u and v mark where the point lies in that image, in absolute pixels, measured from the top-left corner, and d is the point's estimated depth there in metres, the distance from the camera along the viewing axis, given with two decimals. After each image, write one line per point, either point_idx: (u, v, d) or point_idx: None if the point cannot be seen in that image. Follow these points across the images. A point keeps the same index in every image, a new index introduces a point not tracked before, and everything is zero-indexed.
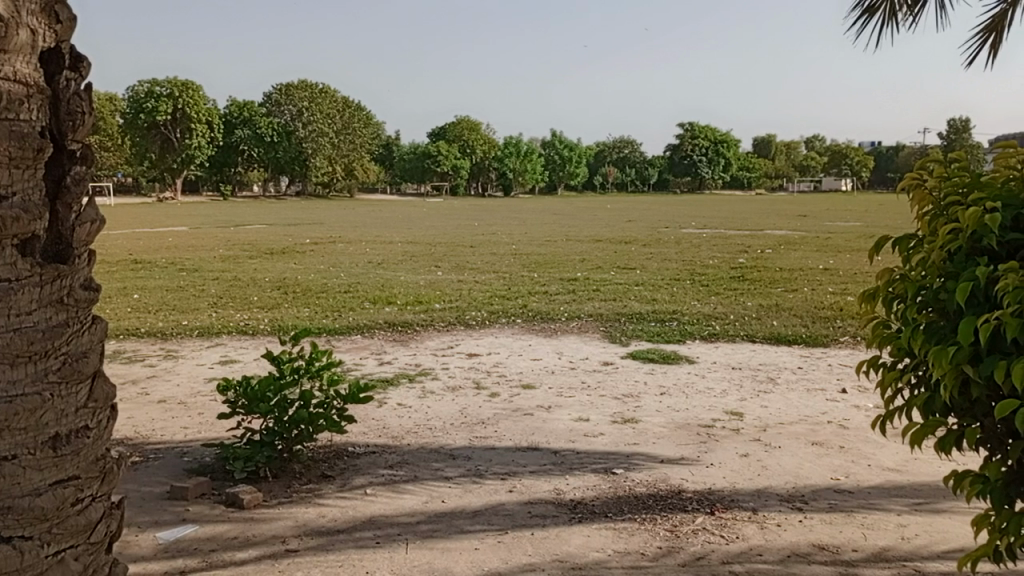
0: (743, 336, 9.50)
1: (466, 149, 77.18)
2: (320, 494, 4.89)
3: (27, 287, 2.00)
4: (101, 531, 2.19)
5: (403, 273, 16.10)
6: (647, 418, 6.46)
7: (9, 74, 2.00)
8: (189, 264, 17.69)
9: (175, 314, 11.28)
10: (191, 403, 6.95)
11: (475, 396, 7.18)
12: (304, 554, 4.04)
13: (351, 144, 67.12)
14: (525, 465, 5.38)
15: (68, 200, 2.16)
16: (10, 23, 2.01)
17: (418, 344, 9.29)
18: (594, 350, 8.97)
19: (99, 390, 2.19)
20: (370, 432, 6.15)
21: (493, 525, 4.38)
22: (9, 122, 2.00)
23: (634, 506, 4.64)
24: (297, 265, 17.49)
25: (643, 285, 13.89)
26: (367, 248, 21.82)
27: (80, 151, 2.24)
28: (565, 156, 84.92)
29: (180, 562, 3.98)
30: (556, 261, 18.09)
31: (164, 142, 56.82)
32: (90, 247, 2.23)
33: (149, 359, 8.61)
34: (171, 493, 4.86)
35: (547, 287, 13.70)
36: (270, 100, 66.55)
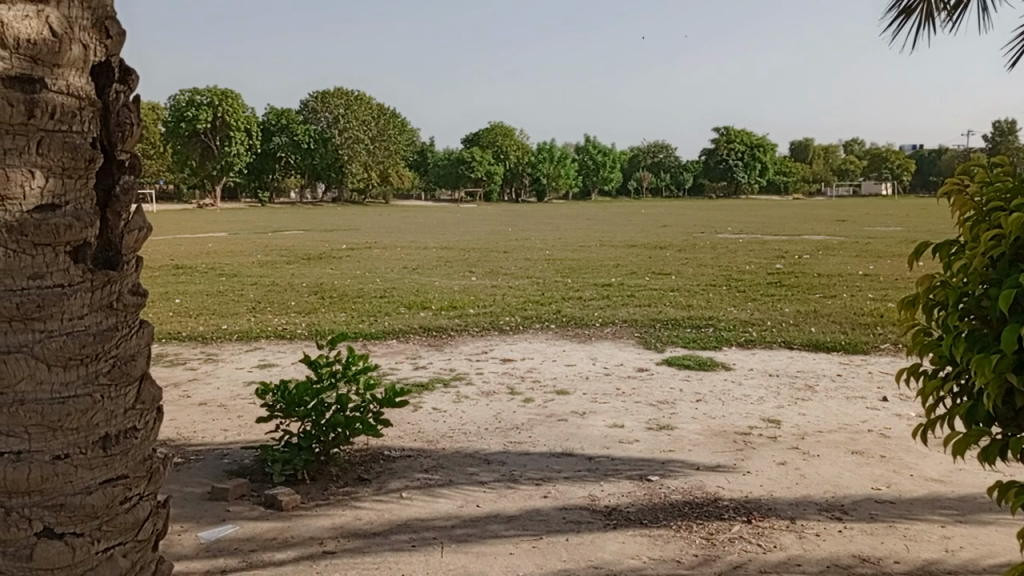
0: (781, 343, 9.39)
1: (499, 154, 77.53)
2: (356, 497, 4.96)
3: (79, 293, 2.06)
4: (148, 530, 2.26)
5: (437, 278, 16.24)
6: (682, 425, 6.42)
7: (62, 88, 2.04)
8: (228, 269, 18.04)
9: (215, 318, 11.52)
10: (231, 406, 7.09)
11: (509, 401, 7.21)
12: (342, 556, 4.10)
13: (387, 152, 67.67)
14: (559, 471, 5.39)
15: (118, 209, 2.21)
16: (63, 39, 2.05)
17: (453, 348, 9.37)
18: (628, 356, 8.93)
19: (147, 391, 2.26)
20: (406, 436, 6.21)
21: (528, 530, 4.39)
22: (62, 134, 2.05)
23: (669, 513, 4.62)
24: (334, 270, 17.73)
25: (678, 290, 13.81)
26: (402, 254, 22.00)
27: (129, 161, 2.29)
28: (598, 161, 84.84)
29: (221, 561, 4.07)
30: (589, 266, 18.10)
31: (204, 150, 57.85)
32: (138, 254, 2.29)
33: (190, 363, 8.79)
34: (212, 493, 4.97)
35: (582, 292, 13.70)
36: (307, 108, 67.54)
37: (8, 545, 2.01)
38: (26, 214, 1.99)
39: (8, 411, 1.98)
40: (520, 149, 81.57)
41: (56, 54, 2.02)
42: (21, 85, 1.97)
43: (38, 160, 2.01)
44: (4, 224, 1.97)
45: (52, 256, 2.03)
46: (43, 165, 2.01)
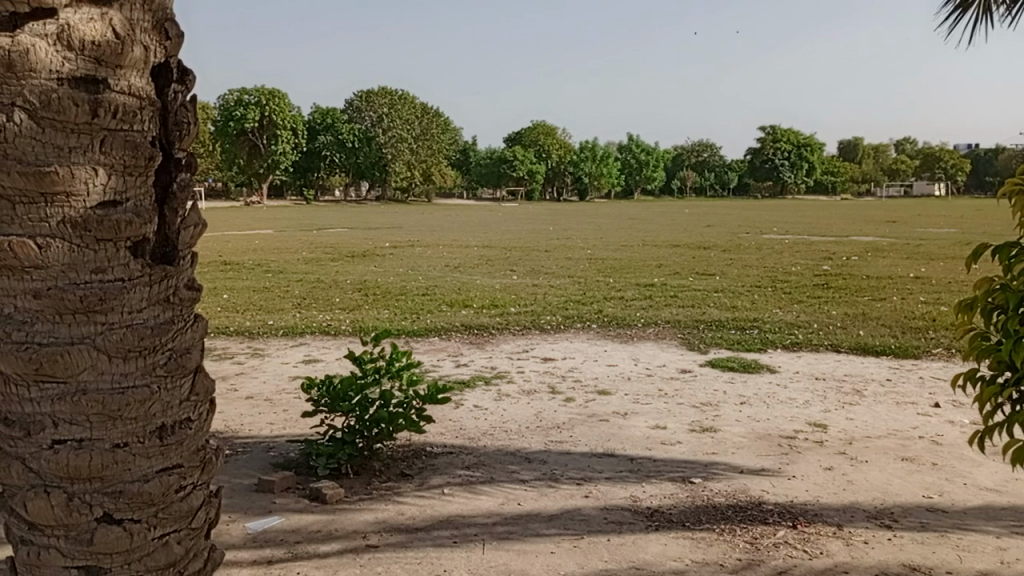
0: (828, 346, 9.21)
1: (542, 153, 77.43)
2: (399, 492, 5.01)
3: (138, 287, 2.12)
4: (201, 517, 2.32)
5: (479, 276, 16.29)
6: (726, 427, 6.34)
7: (124, 88, 2.09)
8: (274, 266, 18.37)
9: (261, 313, 11.75)
10: (276, 400, 7.23)
11: (550, 400, 7.20)
12: (385, 550, 4.15)
13: (430, 150, 68.07)
14: (600, 471, 5.37)
15: (175, 205, 2.26)
16: (125, 40, 2.09)
17: (494, 347, 9.39)
18: (670, 357, 8.84)
19: (201, 383, 2.32)
20: (447, 433, 6.26)
21: (569, 530, 4.39)
22: (124, 133, 2.10)
23: (712, 516, 4.57)
24: (377, 268, 17.93)
25: (722, 291, 13.62)
26: (444, 252, 22.13)
27: (185, 159, 2.35)
28: (642, 160, 84.17)
29: (267, 552, 4.15)
30: (631, 266, 17.98)
31: (251, 149, 58.95)
32: (194, 249, 2.34)
33: (238, 357, 8.98)
34: (259, 485, 5.07)
35: (624, 292, 13.63)
36: (352, 107, 68.33)
37: (70, 528, 2.09)
38: (89, 210, 2.05)
39: (71, 400, 2.04)
40: (562, 148, 81.30)
41: (118, 55, 2.07)
42: (85, 86, 2.03)
43: (102, 158, 2.06)
44: (68, 220, 2.02)
45: (113, 251, 2.09)
46: (105, 163, 2.07)
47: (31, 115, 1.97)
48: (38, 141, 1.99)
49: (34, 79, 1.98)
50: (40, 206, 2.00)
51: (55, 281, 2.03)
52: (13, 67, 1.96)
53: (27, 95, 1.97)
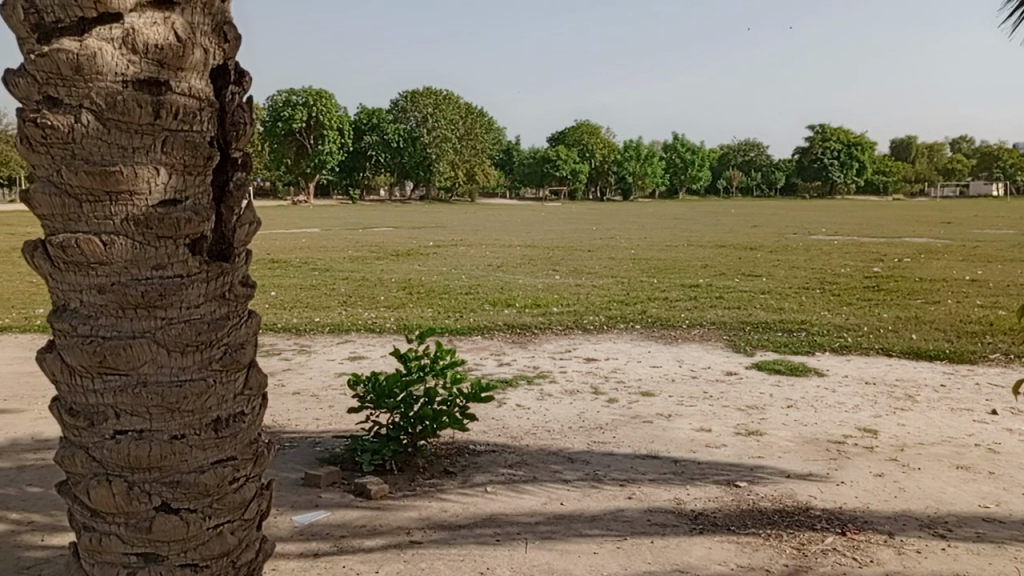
0: (879, 350, 8.99)
1: (585, 153, 77.13)
2: (442, 489, 5.06)
3: (196, 283, 2.18)
4: (254, 509, 2.38)
5: (521, 276, 16.30)
6: (772, 431, 6.24)
7: (185, 90, 2.15)
8: (320, 264, 18.65)
9: (308, 310, 11.95)
10: (322, 396, 7.35)
11: (593, 400, 7.18)
12: (428, 546, 4.19)
13: (473, 150, 68.36)
14: (644, 472, 5.33)
15: (231, 203, 2.32)
16: (187, 43, 2.14)
17: (537, 346, 9.40)
18: (715, 359, 8.74)
19: (255, 378, 2.37)
20: (490, 431, 6.29)
21: (612, 531, 4.37)
22: (184, 133, 2.16)
23: (758, 521, 4.51)
24: (421, 267, 18.06)
25: (769, 293, 13.40)
26: (487, 251, 22.22)
27: (242, 159, 2.40)
28: (687, 160, 83.25)
29: (314, 545, 4.23)
30: (676, 267, 17.81)
31: (299, 148, 59.98)
32: (248, 247, 2.39)
33: (285, 353, 9.16)
34: (306, 479, 5.16)
35: (668, 293, 13.50)
36: (397, 107, 69.01)
37: (130, 516, 2.16)
38: (150, 208, 2.11)
39: (132, 391, 2.12)
40: (606, 147, 80.85)
41: (180, 58, 2.13)
42: (148, 87, 2.09)
43: (163, 157, 2.12)
44: (131, 218, 2.09)
45: (173, 248, 2.15)
46: (167, 162, 2.13)
47: (97, 116, 2.04)
48: (104, 141, 2.06)
49: (100, 82, 2.04)
50: (105, 204, 2.07)
51: (118, 276, 2.10)
52: (81, 70, 2.03)
53: (93, 97, 2.04)
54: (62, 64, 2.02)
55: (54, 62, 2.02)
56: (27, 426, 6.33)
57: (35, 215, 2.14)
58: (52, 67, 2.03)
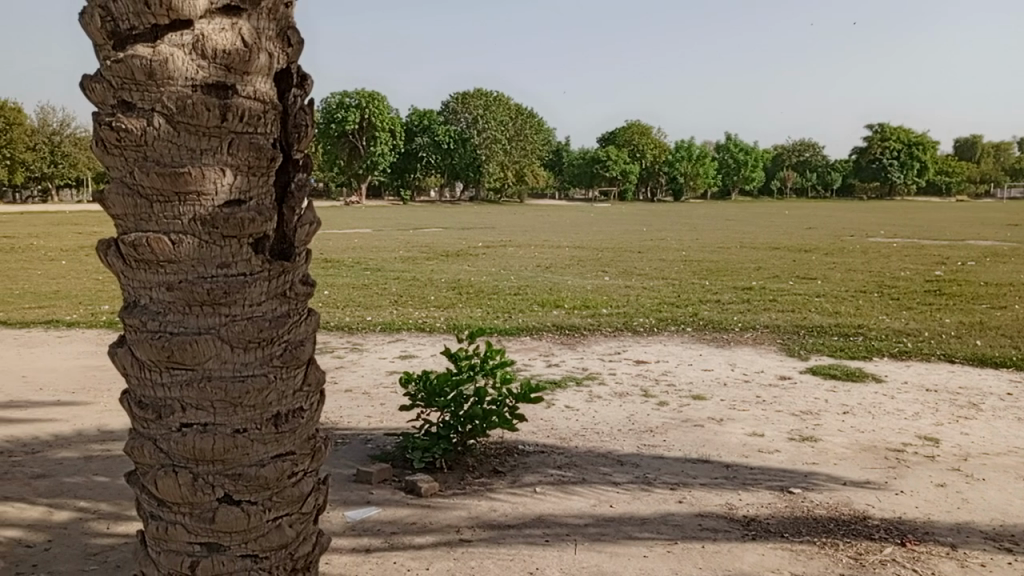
0: (940, 356, 8.72)
1: (635, 153, 76.53)
2: (492, 488, 5.08)
3: (258, 281, 2.24)
4: (311, 503, 2.44)
5: (570, 277, 16.26)
6: (828, 437, 6.10)
7: (250, 93, 2.21)
8: (372, 263, 18.91)
9: (360, 309, 12.14)
10: (373, 394, 7.46)
11: (642, 403, 7.13)
12: (478, 545, 4.22)
13: (523, 151, 68.44)
14: (694, 477, 5.27)
15: (292, 204, 2.38)
16: (252, 47, 2.20)
17: (586, 348, 9.37)
18: (768, 363, 8.58)
19: (313, 374, 2.43)
20: (539, 431, 6.30)
21: (662, 534, 4.34)
22: (249, 135, 2.22)
23: (813, 529, 4.41)
24: (471, 267, 18.18)
25: (825, 296, 13.11)
26: (536, 252, 22.25)
27: (303, 160, 2.45)
28: (739, 160, 81.87)
29: (365, 541, 4.29)
30: (729, 269, 17.55)
31: (352, 150, 60.92)
32: (308, 246, 2.44)
33: (338, 351, 9.32)
34: (358, 476, 5.25)
35: (720, 295, 13.31)
36: (448, 109, 69.51)
37: (194, 506, 2.24)
38: (216, 209, 2.18)
39: (197, 386, 2.19)
40: (657, 147, 80.05)
41: (246, 63, 2.19)
42: (215, 92, 2.16)
43: (229, 159, 2.19)
44: (198, 218, 2.16)
45: (237, 248, 2.21)
46: (232, 163, 2.20)
47: (168, 120, 2.11)
48: (174, 144, 2.14)
49: (172, 87, 2.12)
50: (174, 204, 2.15)
51: (185, 275, 2.18)
52: (153, 76, 2.10)
53: (164, 101, 2.12)
54: (137, 69, 2.10)
55: (128, 68, 2.10)
56: (93, 418, 6.57)
57: (109, 215, 2.23)
58: (127, 72, 2.11)
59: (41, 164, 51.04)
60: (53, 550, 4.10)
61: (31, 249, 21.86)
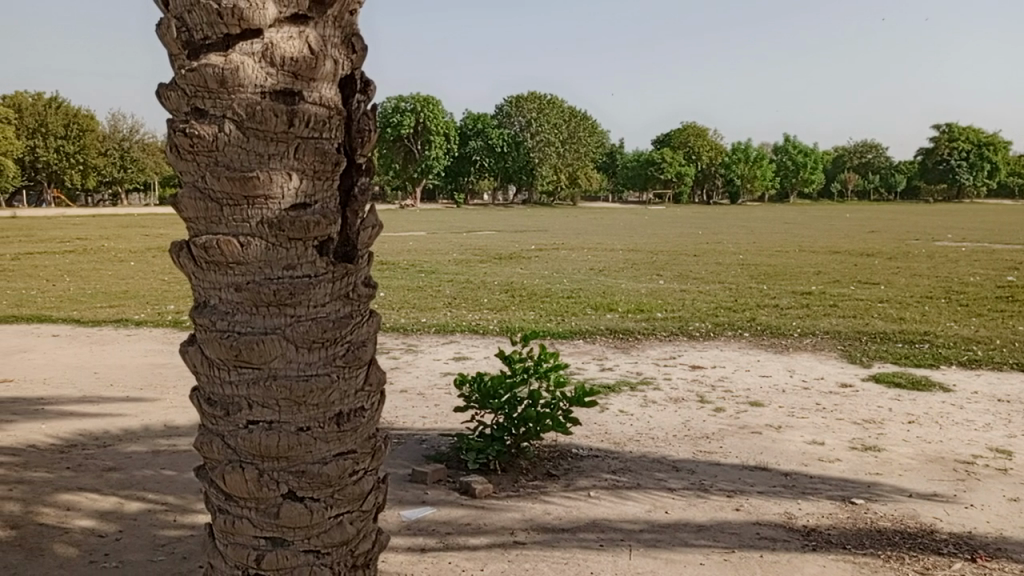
0: (1012, 365, 8.37)
1: (691, 155, 75.55)
2: (545, 491, 5.08)
3: (322, 282, 2.29)
4: (371, 501, 2.48)
5: (624, 280, 16.15)
6: (892, 447, 5.92)
7: (317, 99, 2.27)
8: (427, 266, 19.11)
9: (415, 311, 12.28)
10: (428, 395, 7.53)
11: (698, 409, 7.03)
12: (532, 548, 4.22)
13: (576, 153, 68.23)
14: (752, 484, 5.18)
15: (355, 207, 2.42)
16: (319, 54, 2.26)
17: (640, 352, 9.29)
18: (828, 370, 8.36)
19: (374, 375, 2.47)
20: (593, 435, 6.27)
21: (719, 542, 4.27)
22: (315, 140, 2.28)
23: (877, 541, 4.29)
24: (524, 270, 18.21)
25: (888, 302, 12.71)
26: (590, 255, 22.16)
27: (366, 164, 2.50)
28: (798, 162, 80.01)
29: (421, 540, 4.34)
30: (787, 273, 17.19)
31: (406, 154, 61.65)
32: (371, 249, 2.49)
33: (393, 352, 9.44)
34: (414, 476, 5.31)
35: (778, 300, 13.04)
36: (502, 112, 69.79)
37: (260, 501, 2.30)
38: (283, 212, 2.24)
39: (263, 385, 2.25)
40: (713, 149, 78.79)
41: (312, 70, 2.24)
42: (283, 98, 2.22)
43: (295, 163, 2.25)
44: (266, 220, 2.22)
45: (302, 249, 2.27)
46: (299, 167, 2.26)
47: (238, 126, 2.18)
48: (244, 149, 2.20)
49: (242, 93, 2.19)
50: (243, 208, 2.21)
51: (253, 276, 2.24)
52: (225, 83, 2.17)
53: (235, 107, 2.18)
54: (210, 78, 2.17)
55: (202, 76, 2.18)
56: (160, 414, 6.80)
57: (181, 218, 2.31)
58: (200, 80, 2.18)
59: (112, 169, 53.12)
60: (123, 540, 4.26)
61: (102, 251, 22.72)
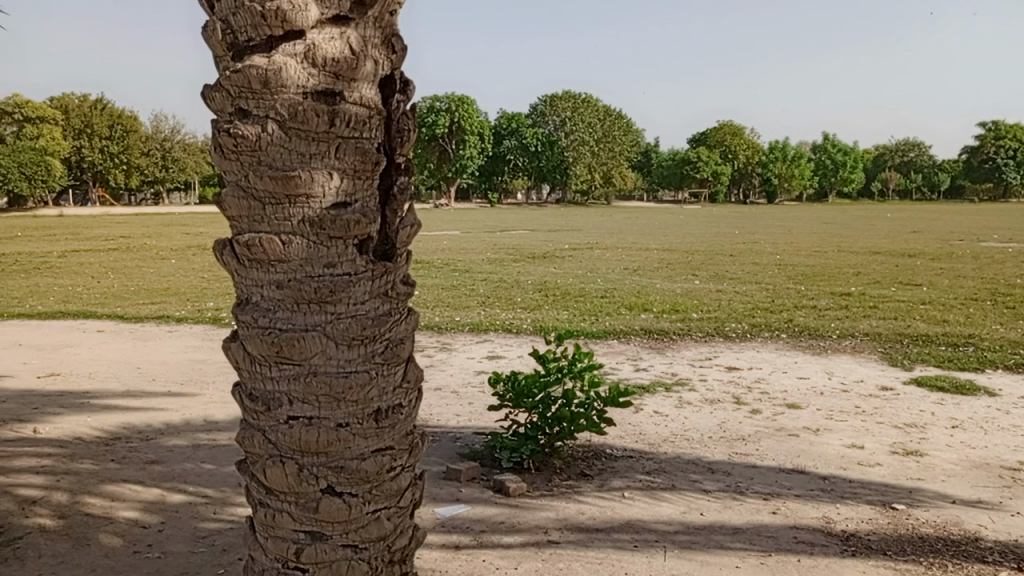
0: None
1: (727, 155, 74.68)
2: (579, 491, 5.07)
3: (362, 280, 2.32)
4: (408, 498, 2.51)
5: (659, 280, 16.03)
6: (935, 452, 5.79)
7: (357, 100, 2.29)
8: (461, 265, 19.19)
9: (450, 310, 12.33)
10: (462, 393, 7.56)
11: (734, 410, 6.96)
12: (566, 547, 4.22)
13: (611, 152, 67.89)
14: (789, 487, 5.11)
15: (394, 206, 2.45)
16: (360, 55, 2.29)
17: (676, 353, 9.22)
18: (868, 372, 8.21)
19: (412, 372, 2.49)
20: (627, 436, 6.24)
21: (755, 545, 4.23)
22: (356, 140, 2.31)
23: (919, 548, 4.20)
24: (558, 269, 18.18)
25: (931, 304, 12.43)
26: (624, 255, 22.03)
27: (405, 164, 2.52)
28: (838, 161, 78.59)
29: (455, 538, 4.37)
30: (826, 274, 16.91)
31: (441, 153, 61.92)
32: (409, 248, 2.51)
33: (428, 350, 9.50)
34: (448, 473, 5.34)
35: (816, 301, 12.83)
36: (536, 112, 69.75)
37: (299, 496, 2.34)
38: (324, 211, 2.27)
39: (303, 380, 2.28)
40: (750, 148, 77.78)
41: (353, 70, 2.27)
42: (324, 98, 2.25)
43: (337, 163, 2.28)
44: (307, 219, 2.26)
45: (343, 248, 2.30)
46: (340, 167, 2.29)
47: (281, 125, 2.21)
48: (286, 149, 2.23)
49: (284, 94, 2.22)
50: (284, 207, 2.25)
51: (295, 274, 2.27)
52: (268, 84, 2.20)
53: (278, 107, 2.22)
54: (253, 78, 2.20)
55: (245, 77, 2.21)
56: (200, 408, 6.94)
57: (225, 217, 2.35)
58: (244, 81, 2.22)
59: (155, 169, 54.31)
60: (165, 532, 4.35)
61: (144, 248, 23.23)
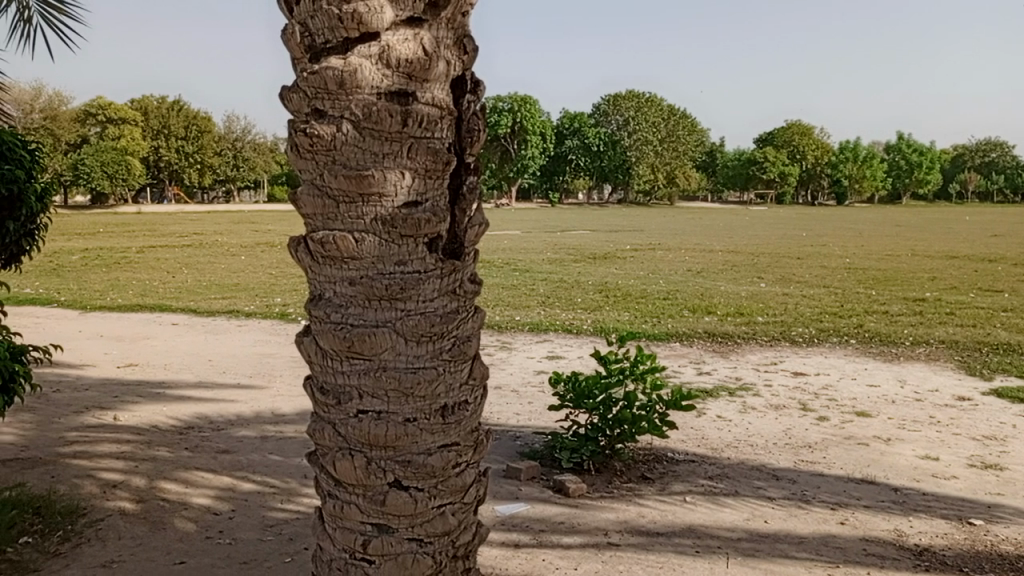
0: None
1: (795, 155, 72.79)
2: (640, 494, 5.03)
3: (432, 278, 2.35)
4: (472, 494, 2.54)
5: (723, 283, 15.74)
6: (1015, 467, 5.53)
7: (429, 100, 2.33)
8: (522, 264, 19.23)
9: (511, 309, 12.37)
10: (522, 392, 7.58)
11: (801, 417, 6.78)
12: (626, 550, 4.19)
13: (674, 153, 67.00)
14: (858, 498, 4.96)
15: (463, 205, 2.48)
16: (432, 56, 2.32)
17: (740, 357, 9.04)
18: (944, 381, 7.89)
19: (478, 368, 2.52)
20: (689, 440, 6.15)
21: (822, 556, 4.12)
22: (427, 140, 2.34)
23: (997, 566, 4.02)
24: (619, 270, 18.04)
25: (1013, 311, 11.85)
26: (687, 256, 21.71)
27: (474, 163, 2.55)
28: (912, 161, 75.70)
29: (515, 536, 4.38)
30: (899, 278, 16.32)
31: (502, 153, 62.16)
32: (477, 246, 2.54)
33: (488, 349, 9.55)
34: (508, 472, 5.36)
35: (888, 306, 12.41)
36: (599, 112, 69.36)
37: (367, 489, 2.38)
38: (396, 209, 2.32)
39: (373, 375, 2.33)
40: (819, 149, 75.65)
41: (426, 71, 2.31)
42: (398, 99, 2.30)
43: (408, 162, 2.32)
44: (379, 217, 2.30)
45: (414, 246, 2.34)
46: (411, 166, 2.32)
47: (355, 126, 2.26)
48: (361, 148, 2.28)
49: (359, 94, 2.27)
50: (358, 205, 2.30)
51: (366, 271, 2.32)
52: (344, 85, 2.25)
53: (353, 108, 2.27)
54: (330, 79, 2.25)
55: (322, 78, 2.27)
56: (268, 401, 7.14)
57: (300, 214, 2.41)
58: (321, 82, 2.28)
59: (227, 168, 56.12)
60: (236, 519, 4.50)
61: (216, 245, 24.02)
